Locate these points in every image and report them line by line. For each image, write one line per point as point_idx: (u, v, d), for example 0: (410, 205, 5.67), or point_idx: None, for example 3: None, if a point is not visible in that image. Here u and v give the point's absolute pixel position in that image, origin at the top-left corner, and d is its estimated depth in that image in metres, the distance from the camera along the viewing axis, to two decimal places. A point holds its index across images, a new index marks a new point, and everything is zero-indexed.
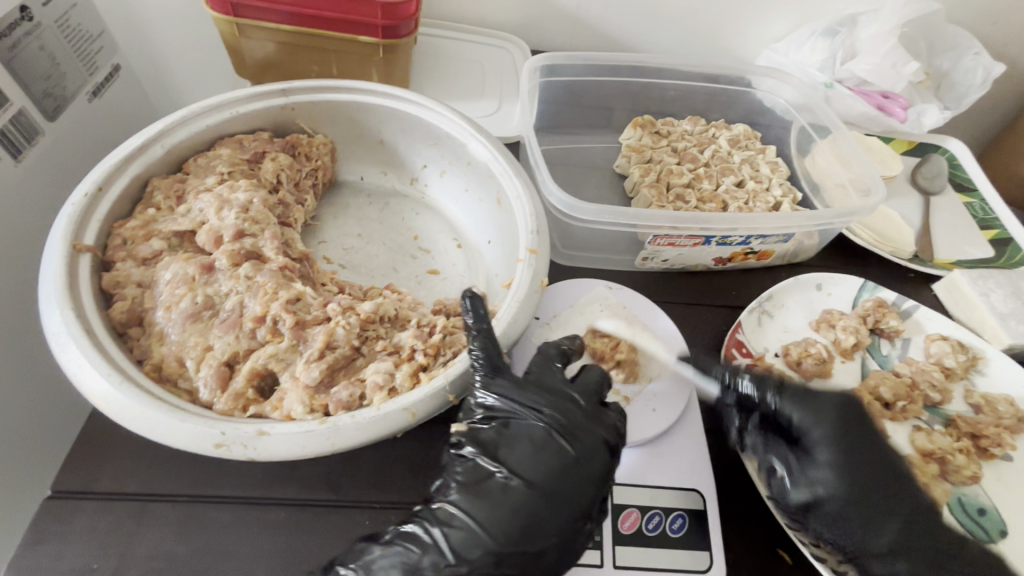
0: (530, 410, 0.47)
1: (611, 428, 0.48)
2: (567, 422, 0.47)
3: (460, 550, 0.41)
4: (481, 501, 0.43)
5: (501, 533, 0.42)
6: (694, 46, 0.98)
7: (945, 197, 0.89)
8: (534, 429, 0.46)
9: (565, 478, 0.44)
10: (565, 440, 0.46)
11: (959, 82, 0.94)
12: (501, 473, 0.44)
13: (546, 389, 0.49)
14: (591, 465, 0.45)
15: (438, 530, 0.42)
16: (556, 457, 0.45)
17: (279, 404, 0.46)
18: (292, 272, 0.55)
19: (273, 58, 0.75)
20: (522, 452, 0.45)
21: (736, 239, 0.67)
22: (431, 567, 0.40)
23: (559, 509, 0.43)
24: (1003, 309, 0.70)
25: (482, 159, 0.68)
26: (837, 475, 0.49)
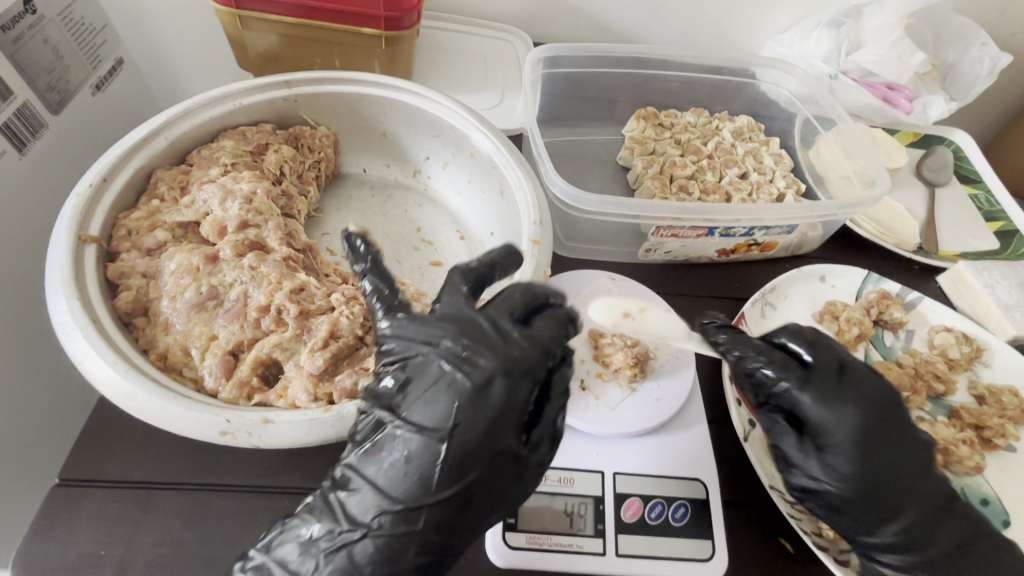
0: (423, 347, 0.42)
1: (515, 350, 0.41)
2: (468, 351, 0.41)
3: (355, 514, 0.39)
4: (374, 458, 0.40)
5: (395, 490, 0.39)
6: (698, 38, 0.97)
7: (951, 189, 0.89)
8: (430, 367, 0.41)
9: (465, 416, 0.39)
10: (457, 376, 0.40)
11: (965, 74, 0.93)
12: (394, 423, 0.40)
13: (450, 320, 0.43)
14: (488, 399, 0.40)
15: (335, 495, 0.40)
16: (450, 395, 0.40)
17: (283, 392, 0.47)
18: (295, 263, 0.55)
19: (276, 50, 0.75)
20: (417, 396, 0.41)
21: (740, 231, 0.67)
22: (327, 537, 0.39)
23: (460, 456, 0.39)
24: (1008, 300, 0.70)
25: (484, 151, 0.68)
26: (850, 467, 0.47)
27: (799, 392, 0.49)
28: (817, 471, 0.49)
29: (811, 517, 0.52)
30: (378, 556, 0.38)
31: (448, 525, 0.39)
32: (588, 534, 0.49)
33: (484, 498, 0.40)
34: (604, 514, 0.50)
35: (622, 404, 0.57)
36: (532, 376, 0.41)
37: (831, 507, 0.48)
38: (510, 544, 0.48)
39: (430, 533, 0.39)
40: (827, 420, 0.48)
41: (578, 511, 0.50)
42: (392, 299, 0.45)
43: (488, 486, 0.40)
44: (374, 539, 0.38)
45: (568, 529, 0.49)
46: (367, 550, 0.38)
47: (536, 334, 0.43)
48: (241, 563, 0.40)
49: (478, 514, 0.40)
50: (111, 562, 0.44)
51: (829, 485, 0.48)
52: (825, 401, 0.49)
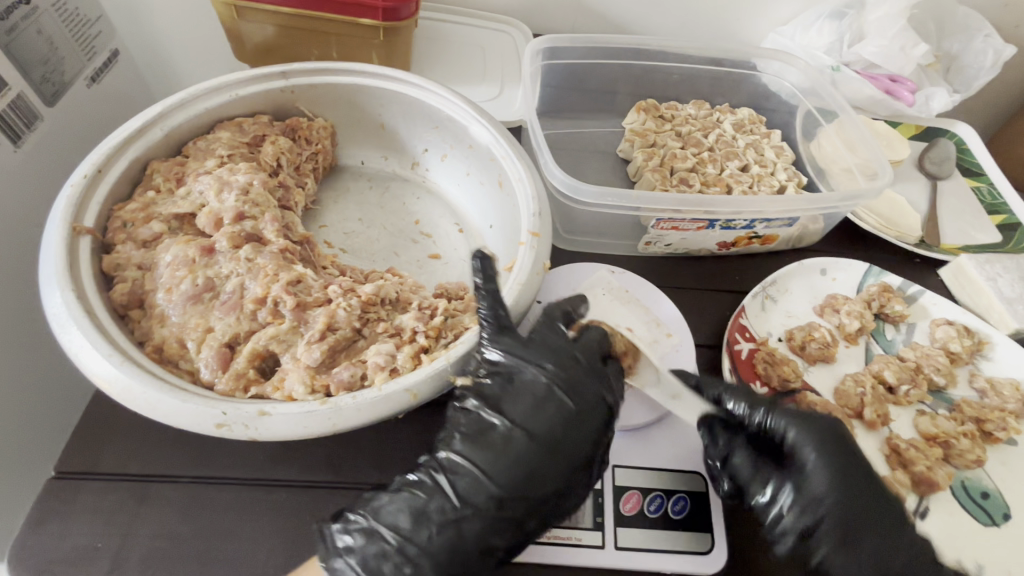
0: (532, 366, 0.48)
1: (610, 387, 0.50)
2: (573, 380, 0.49)
3: (466, 495, 0.43)
4: (484, 450, 0.45)
5: (504, 481, 0.44)
6: (699, 30, 0.97)
7: (953, 182, 0.88)
8: (537, 384, 0.48)
9: (567, 433, 0.46)
10: (565, 399, 0.47)
11: (969, 65, 0.92)
12: (504, 426, 0.46)
13: (551, 348, 0.50)
14: (588, 423, 0.47)
15: (444, 476, 0.44)
16: (558, 412, 0.47)
17: (280, 384, 0.46)
18: (293, 255, 0.55)
19: (272, 41, 0.74)
20: (525, 406, 0.47)
21: (740, 223, 0.67)
22: (439, 511, 0.43)
23: (560, 458, 0.45)
24: (1010, 294, 0.70)
25: (483, 142, 0.67)
26: (832, 491, 0.46)
27: (763, 419, 0.50)
28: (807, 509, 0.46)
29: None
30: (479, 535, 0.43)
31: (537, 519, 0.45)
32: (587, 527, 0.49)
33: (564, 503, 0.46)
34: (603, 507, 0.50)
35: (621, 397, 0.56)
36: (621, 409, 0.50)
37: (823, 552, 0.45)
38: None
39: (518, 523, 0.44)
40: (803, 454, 0.48)
41: (576, 504, 0.50)
42: (501, 318, 0.49)
43: (574, 491, 0.46)
44: (481, 520, 0.43)
45: (567, 522, 0.49)
46: (474, 527, 0.43)
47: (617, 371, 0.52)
48: (342, 525, 0.42)
49: (559, 515, 0.46)
50: (109, 555, 0.44)
51: (815, 524, 0.46)
52: (788, 430, 0.49)
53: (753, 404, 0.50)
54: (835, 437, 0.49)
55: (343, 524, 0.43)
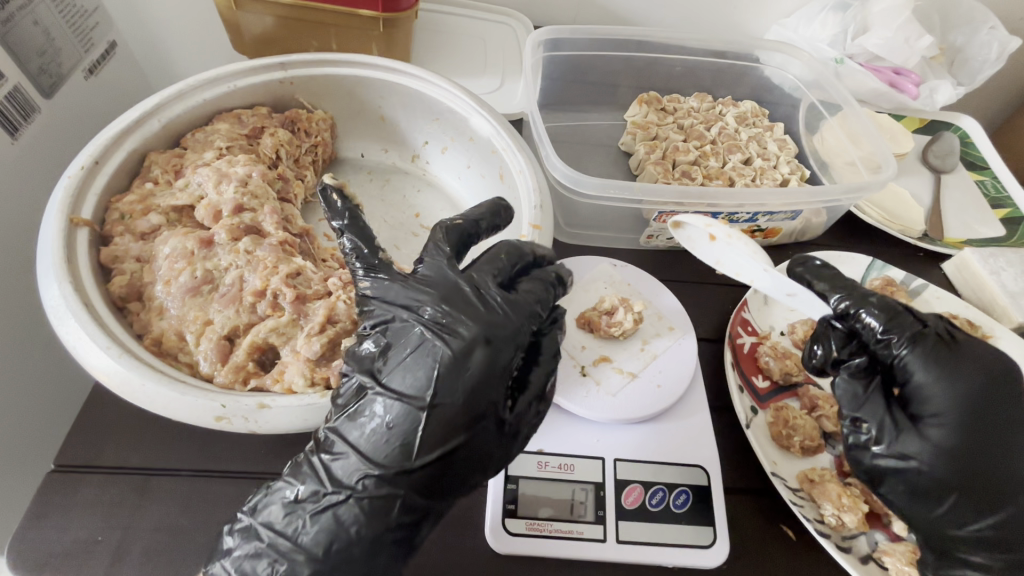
0: (404, 312, 0.42)
1: (498, 316, 0.41)
2: (450, 314, 0.41)
3: (340, 477, 0.39)
4: (354, 420, 0.40)
5: (374, 453, 0.38)
6: (702, 22, 0.96)
7: (957, 176, 0.88)
8: (411, 332, 0.41)
9: (445, 383, 0.39)
10: (440, 342, 0.40)
11: (974, 57, 0.92)
12: (374, 389, 0.40)
13: (430, 285, 0.43)
14: (468, 366, 0.39)
15: (320, 458, 0.40)
16: (430, 360, 0.40)
17: (280, 377, 0.46)
18: (292, 247, 0.54)
19: (271, 32, 0.73)
20: (400, 361, 0.41)
21: (743, 216, 0.66)
22: (311, 497, 0.39)
23: (440, 419, 0.39)
24: (1014, 287, 0.69)
25: (484, 134, 0.67)
26: (949, 436, 0.47)
27: (906, 350, 0.49)
28: (910, 445, 0.47)
29: (813, 503, 0.51)
30: (360, 519, 0.38)
31: (431, 491, 0.39)
32: (589, 521, 0.49)
33: (466, 468, 0.40)
34: (604, 500, 0.50)
35: (623, 390, 0.56)
36: (514, 342, 0.41)
37: (915, 488, 0.47)
38: (509, 530, 0.48)
39: (403, 501, 0.38)
40: (930, 386, 0.48)
41: (578, 498, 0.50)
42: (373, 258, 0.45)
43: (478, 448, 0.40)
44: (355, 502, 0.38)
45: (569, 516, 0.49)
46: (350, 512, 0.38)
47: (516, 297, 0.43)
48: (229, 525, 0.40)
49: (463, 480, 0.40)
50: (108, 548, 0.43)
51: (918, 459, 0.47)
52: (938, 372, 0.49)
53: (906, 332, 0.49)
54: (988, 388, 0.49)
55: (230, 525, 0.41)
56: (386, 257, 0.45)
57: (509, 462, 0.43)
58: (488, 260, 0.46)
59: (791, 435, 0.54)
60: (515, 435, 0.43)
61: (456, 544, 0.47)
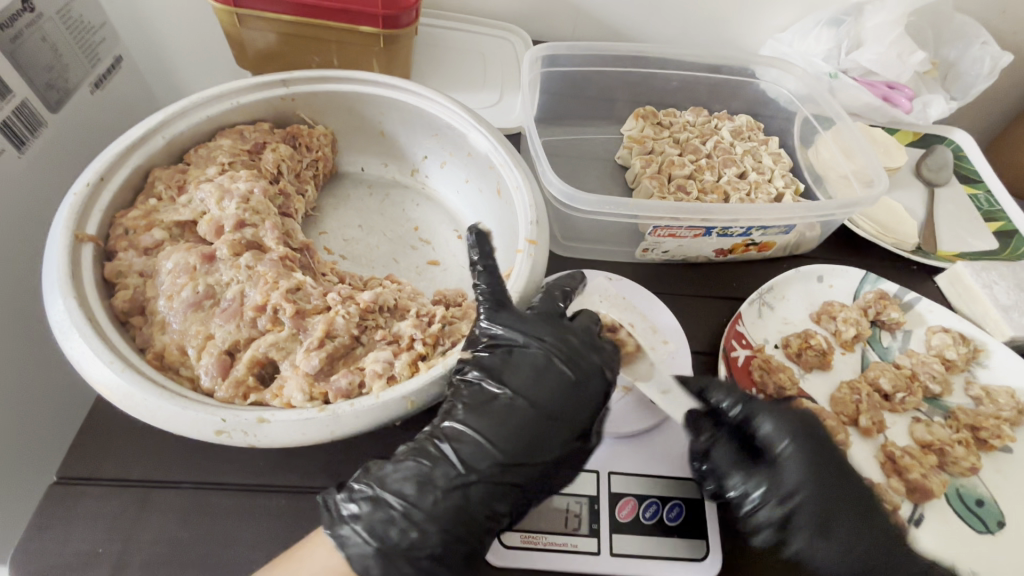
0: (532, 338, 0.49)
1: (610, 360, 0.51)
2: (574, 352, 0.50)
3: (472, 461, 0.44)
4: (486, 419, 0.46)
5: (508, 449, 0.45)
6: (698, 37, 0.97)
7: (950, 189, 0.89)
8: (537, 355, 0.49)
9: (569, 400, 0.48)
10: (566, 369, 0.49)
11: (966, 72, 0.93)
12: (508, 396, 0.47)
13: (550, 323, 0.51)
14: (588, 392, 0.49)
15: (447, 445, 0.45)
16: (561, 382, 0.48)
17: (279, 392, 0.47)
18: (292, 262, 0.55)
19: (274, 48, 0.75)
20: (528, 376, 0.48)
21: (737, 230, 0.67)
22: (444, 477, 0.43)
23: (564, 430, 0.47)
24: (1006, 301, 0.70)
25: (482, 150, 0.68)
26: (806, 467, 0.50)
27: (744, 406, 0.53)
28: (784, 484, 0.50)
29: None
30: (485, 500, 0.44)
31: (536, 487, 0.46)
32: (584, 534, 0.49)
33: (562, 473, 0.48)
34: (599, 513, 0.51)
35: (616, 404, 0.57)
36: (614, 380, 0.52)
37: (810, 534, 0.48)
38: (505, 543, 0.48)
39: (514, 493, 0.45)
40: (773, 434, 0.52)
41: (573, 511, 0.51)
42: (499, 291, 0.51)
43: (576, 456, 0.48)
44: (487, 485, 0.44)
45: (564, 529, 0.49)
46: (480, 492, 0.44)
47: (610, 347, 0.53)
48: (349, 493, 0.42)
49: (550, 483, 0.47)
50: (110, 560, 0.44)
51: (799, 496, 0.49)
52: (775, 421, 0.52)
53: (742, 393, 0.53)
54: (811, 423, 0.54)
55: (349, 492, 0.43)
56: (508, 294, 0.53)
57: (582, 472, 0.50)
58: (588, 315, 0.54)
59: None
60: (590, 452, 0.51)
61: None
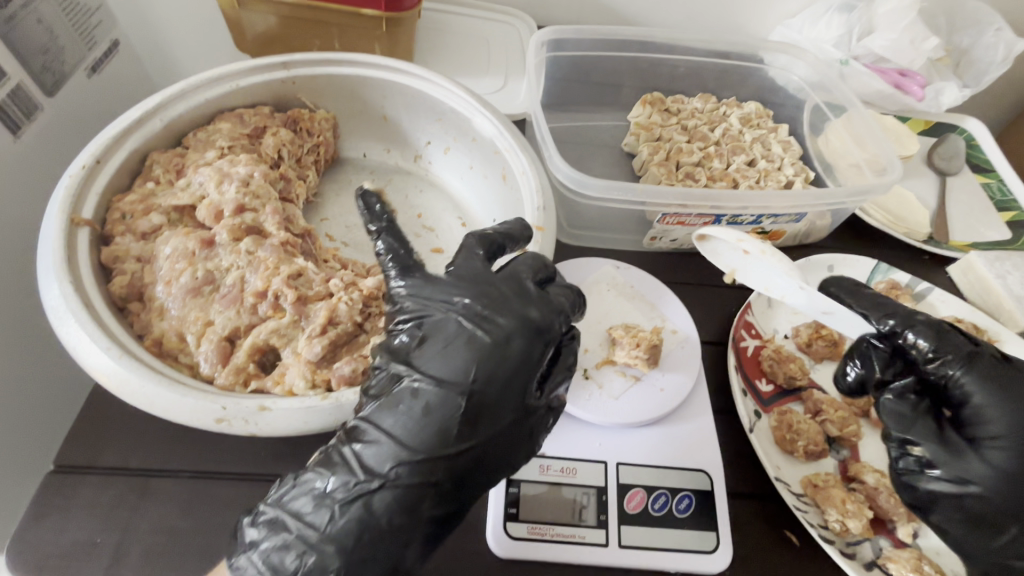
0: (442, 305, 0.42)
1: (537, 311, 0.43)
2: (493, 310, 0.42)
3: (371, 464, 0.38)
4: (389, 408, 0.40)
5: (413, 442, 0.39)
6: (706, 22, 0.95)
7: (962, 178, 0.87)
8: (447, 322, 0.42)
9: (483, 367, 0.40)
10: (477, 331, 0.41)
11: (980, 59, 0.91)
12: (411, 376, 0.40)
13: (461, 284, 0.43)
14: (507, 353, 0.41)
15: (350, 448, 0.39)
16: (470, 349, 0.40)
17: (280, 379, 0.46)
18: (293, 248, 0.54)
19: (274, 31, 0.73)
20: (436, 351, 0.41)
21: (748, 218, 0.66)
22: (342, 488, 0.38)
23: (482, 406, 0.40)
24: (1020, 291, 0.69)
25: (486, 135, 0.66)
26: (1008, 462, 0.46)
27: (960, 372, 0.49)
28: (968, 469, 0.47)
29: (817, 509, 0.51)
30: (393, 508, 0.38)
31: (473, 474, 0.40)
32: (591, 525, 0.48)
33: (503, 460, 0.41)
34: (607, 505, 0.50)
35: (625, 394, 0.55)
36: (548, 336, 0.43)
37: (978, 513, 0.46)
38: (510, 534, 0.47)
39: (436, 493, 0.39)
40: (988, 408, 0.48)
41: (580, 502, 0.50)
42: (406, 259, 0.45)
43: (508, 436, 0.41)
44: (391, 490, 0.38)
45: (571, 520, 0.48)
46: (385, 500, 0.38)
47: (541, 295, 0.44)
48: (251, 517, 0.39)
49: (475, 479, 0.40)
50: (108, 550, 0.43)
51: (974, 484, 0.46)
52: (993, 392, 0.48)
53: (959, 352, 0.50)
54: None
55: (251, 516, 0.39)
56: (418, 259, 0.46)
57: (534, 452, 0.44)
58: (512, 270, 0.45)
59: (795, 439, 0.54)
60: (536, 432, 0.43)
61: (458, 547, 0.47)
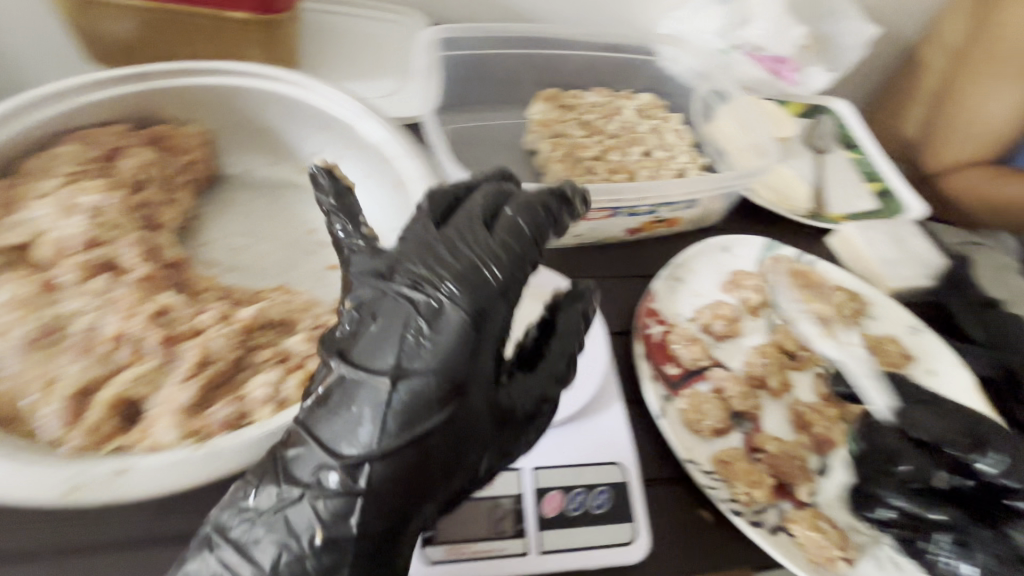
0: (382, 285, 0.39)
1: (485, 271, 0.38)
2: (443, 274, 0.38)
3: (310, 466, 0.36)
4: (329, 404, 0.37)
5: (353, 439, 0.36)
6: (598, 16, 0.97)
7: (835, 155, 0.95)
8: (387, 304, 0.38)
9: (426, 355, 0.37)
10: (418, 310, 0.38)
11: (842, 44, 0.99)
12: (349, 364, 0.37)
13: (406, 252, 0.40)
14: (454, 331, 0.37)
15: (291, 448, 0.37)
16: (408, 329, 0.37)
17: (147, 432, 0.40)
18: (159, 281, 0.49)
19: (132, 40, 0.67)
20: (375, 335, 0.38)
21: (644, 209, 0.68)
22: (292, 495, 0.36)
23: (426, 391, 0.36)
24: (886, 255, 0.76)
25: (375, 142, 0.63)
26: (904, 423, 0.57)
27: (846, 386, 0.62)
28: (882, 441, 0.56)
29: (727, 483, 0.54)
30: (339, 508, 0.36)
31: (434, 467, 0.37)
32: (510, 536, 0.48)
33: (466, 451, 0.39)
34: (525, 513, 0.49)
35: None
36: (500, 296, 0.39)
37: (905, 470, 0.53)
38: (428, 559, 0.45)
39: (415, 476, 0.37)
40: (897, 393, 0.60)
41: (499, 514, 0.49)
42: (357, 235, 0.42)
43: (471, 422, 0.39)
44: (333, 492, 0.35)
45: (489, 533, 0.47)
46: (331, 501, 0.36)
47: (495, 241, 0.39)
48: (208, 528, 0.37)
49: (452, 461, 0.38)
50: None
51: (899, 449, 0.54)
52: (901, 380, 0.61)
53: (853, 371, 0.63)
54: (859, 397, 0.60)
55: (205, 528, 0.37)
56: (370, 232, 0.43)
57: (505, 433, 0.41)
58: (465, 219, 0.41)
59: (701, 419, 0.57)
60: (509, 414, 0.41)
61: None
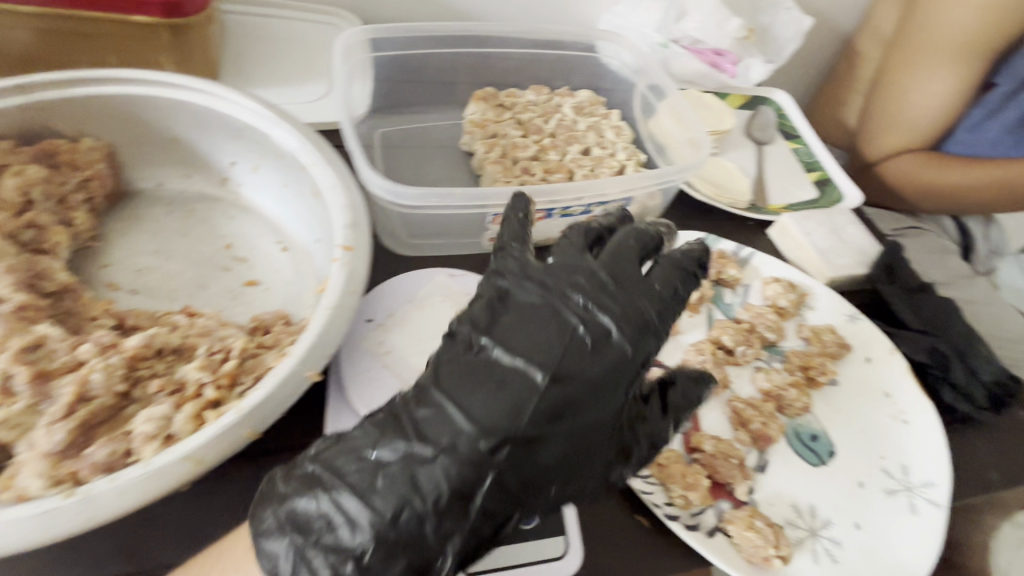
0: (536, 288, 0.43)
1: (648, 305, 0.44)
2: (596, 299, 0.43)
3: (432, 433, 0.38)
4: (466, 388, 0.39)
5: (487, 421, 0.38)
6: (537, 12, 0.95)
7: (777, 146, 0.95)
8: (541, 306, 0.43)
9: (580, 359, 0.41)
10: (573, 321, 0.42)
11: (778, 36, 1.00)
12: (494, 351, 0.41)
13: (568, 270, 0.44)
14: (606, 355, 0.42)
15: (410, 415, 0.39)
16: (559, 334, 0.41)
17: (11, 482, 0.36)
18: (35, 311, 0.46)
19: (28, 50, 0.61)
20: (521, 332, 0.41)
21: (578, 209, 0.66)
22: (401, 460, 0.37)
23: (560, 396, 0.40)
24: (824, 245, 0.76)
25: (290, 149, 0.60)
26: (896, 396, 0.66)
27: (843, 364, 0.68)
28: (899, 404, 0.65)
29: (663, 487, 0.53)
30: (450, 481, 0.37)
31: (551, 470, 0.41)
32: None
33: (584, 459, 0.42)
34: None
35: None
36: (652, 328, 0.44)
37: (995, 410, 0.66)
38: None
39: (526, 473, 0.40)
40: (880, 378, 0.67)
41: None
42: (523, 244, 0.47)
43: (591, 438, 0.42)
44: (451, 463, 0.37)
45: None
46: (441, 473, 0.37)
47: (656, 286, 0.45)
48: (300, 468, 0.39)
49: (556, 473, 0.41)
50: None
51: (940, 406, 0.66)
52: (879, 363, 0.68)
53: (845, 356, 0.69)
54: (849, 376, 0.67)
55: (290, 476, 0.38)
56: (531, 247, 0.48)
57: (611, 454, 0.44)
58: (619, 248, 0.46)
59: None
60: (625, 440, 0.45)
61: None
